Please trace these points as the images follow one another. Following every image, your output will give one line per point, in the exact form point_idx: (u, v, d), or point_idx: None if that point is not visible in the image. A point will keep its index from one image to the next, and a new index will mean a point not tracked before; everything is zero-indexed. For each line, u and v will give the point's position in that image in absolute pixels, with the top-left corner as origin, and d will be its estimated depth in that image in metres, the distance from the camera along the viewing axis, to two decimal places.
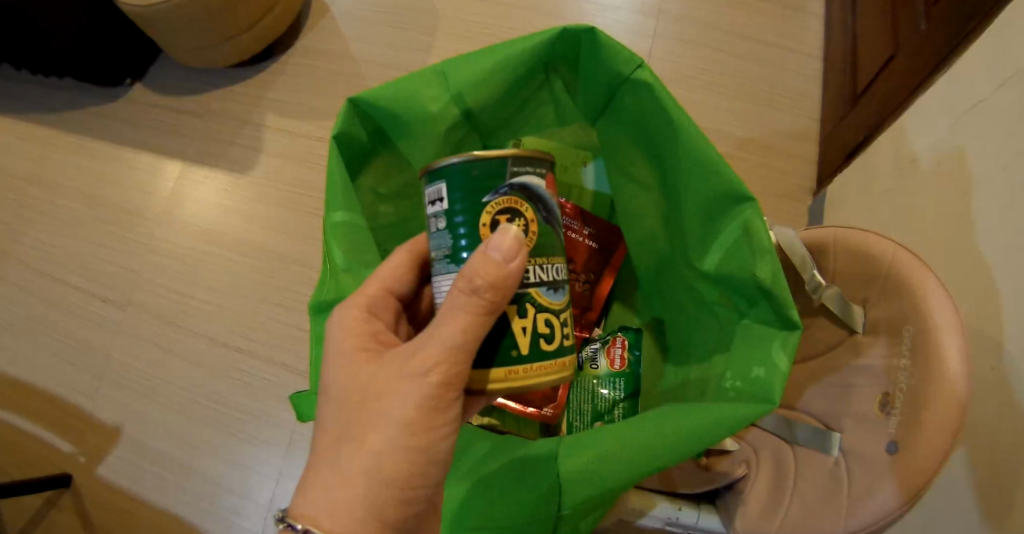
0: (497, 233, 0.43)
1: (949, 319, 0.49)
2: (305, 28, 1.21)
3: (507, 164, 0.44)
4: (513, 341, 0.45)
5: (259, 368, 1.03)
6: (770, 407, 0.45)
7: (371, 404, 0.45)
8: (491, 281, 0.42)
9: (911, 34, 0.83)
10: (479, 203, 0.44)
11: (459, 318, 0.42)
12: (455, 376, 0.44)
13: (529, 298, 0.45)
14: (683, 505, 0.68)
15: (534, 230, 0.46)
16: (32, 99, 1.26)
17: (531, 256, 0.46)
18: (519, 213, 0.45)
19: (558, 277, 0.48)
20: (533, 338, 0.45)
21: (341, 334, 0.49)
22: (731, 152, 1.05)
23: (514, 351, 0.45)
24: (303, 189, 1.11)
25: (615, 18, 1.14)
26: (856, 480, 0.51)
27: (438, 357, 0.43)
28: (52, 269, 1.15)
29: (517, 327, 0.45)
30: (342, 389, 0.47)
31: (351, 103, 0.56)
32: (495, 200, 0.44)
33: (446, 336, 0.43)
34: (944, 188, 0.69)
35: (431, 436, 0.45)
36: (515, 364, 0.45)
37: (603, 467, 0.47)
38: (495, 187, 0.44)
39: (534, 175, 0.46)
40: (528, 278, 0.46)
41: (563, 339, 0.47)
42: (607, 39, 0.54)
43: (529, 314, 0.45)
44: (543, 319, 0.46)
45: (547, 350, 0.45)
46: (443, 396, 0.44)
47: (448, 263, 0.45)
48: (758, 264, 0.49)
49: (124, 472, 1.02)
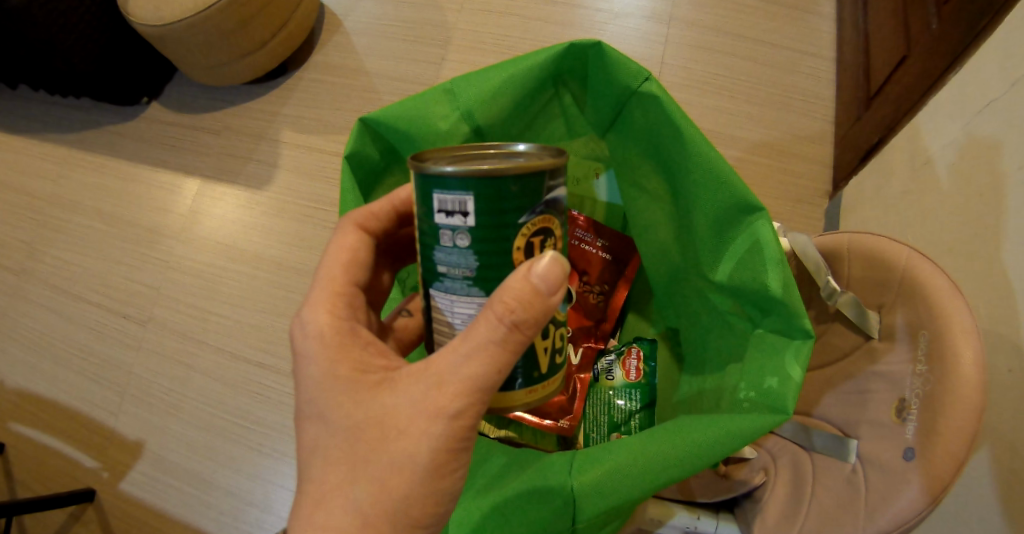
0: (541, 260, 0.41)
1: (966, 325, 0.49)
2: (319, 44, 1.23)
3: (546, 179, 0.41)
4: (537, 362, 0.45)
5: (277, 381, 1.05)
6: (784, 417, 0.46)
7: (373, 435, 0.43)
8: (539, 314, 0.41)
9: (923, 32, 0.83)
10: (515, 224, 0.41)
11: (495, 354, 0.41)
12: (473, 411, 0.42)
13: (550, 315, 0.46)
14: (702, 513, 0.67)
15: (559, 246, 0.45)
16: (54, 120, 1.30)
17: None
18: (551, 232, 0.44)
19: None
20: (552, 355, 0.46)
21: (338, 360, 0.46)
22: (744, 157, 1.05)
23: (536, 371, 0.45)
24: (318, 203, 1.13)
25: (626, 25, 1.15)
26: (873, 487, 0.50)
27: (457, 392, 0.42)
28: (74, 286, 1.17)
29: (540, 348, 0.45)
30: (349, 427, 0.43)
31: (362, 123, 0.58)
32: (531, 221, 0.42)
33: (465, 368, 0.42)
34: (961, 191, 0.69)
35: (445, 472, 0.43)
36: (536, 383, 0.46)
37: (616, 482, 0.47)
38: (534, 207, 0.41)
39: (564, 186, 0.43)
40: None
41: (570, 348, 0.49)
42: (614, 53, 0.55)
43: (551, 333, 0.46)
44: (559, 334, 0.47)
45: (560, 364, 0.47)
46: (461, 430, 0.43)
47: (469, 284, 0.43)
48: (769, 273, 0.50)
49: (147, 487, 1.04)
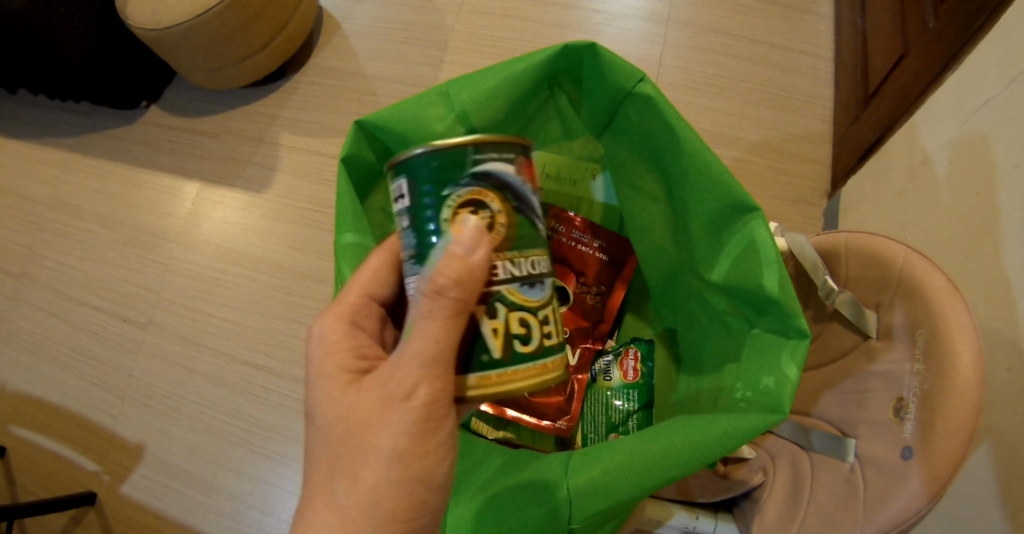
0: (454, 226, 0.42)
1: (964, 322, 0.49)
2: (317, 47, 1.23)
3: (469, 154, 0.43)
4: (486, 345, 0.43)
5: (277, 384, 1.05)
6: (780, 417, 0.46)
7: (364, 429, 0.44)
8: (458, 278, 0.41)
9: (920, 31, 0.83)
10: (443, 196, 0.43)
11: (433, 327, 0.42)
12: (444, 392, 0.44)
13: (501, 297, 0.44)
14: (700, 514, 0.66)
15: (506, 222, 0.44)
16: (53, 125, 1.30)
17: (501, 251, 0.44)
18: (486, 205, 0.43)
19: (537, 273, 0.46)
20: (509, 340, 0.44)
21: (328, 361, 0.48)
22: (743, 157, 1.05)
23: (485, 356, 0.43)
24: (318, 206, 1.13)
25: (625, 26, 1.15)
26: (871, 486, 0.50)
27: (419, 375, 0.43)
28: (74, 290, 1.17)
29: (489, 330, 0.44)
30: (338, 424, 0.45)
31: (359, 125, 0.58)
32: (457, 194, 0.43)
33: (424, 351, 0.43)
34: (959, 189, 0.69)
35: (432, 457, 0.45)
36: (488, 369, 0.44)
37: (613, 482, 0.47)
38: (458, 181, 0.43)
39: (501, 162, 0.44)
40: (499, 275, 0.44)
41: (544, 339, 0.45)
42: (609, 54, 0.55)
43: (502, 315, 0.44)
44: (519, 319, 0.44)
45: (525, 352, 0.44)
46: (433, 412, 0.44)
47: (414, 264, 0.44)
48: (765, 273, 0.49)
49: (148, 490, 1.04)
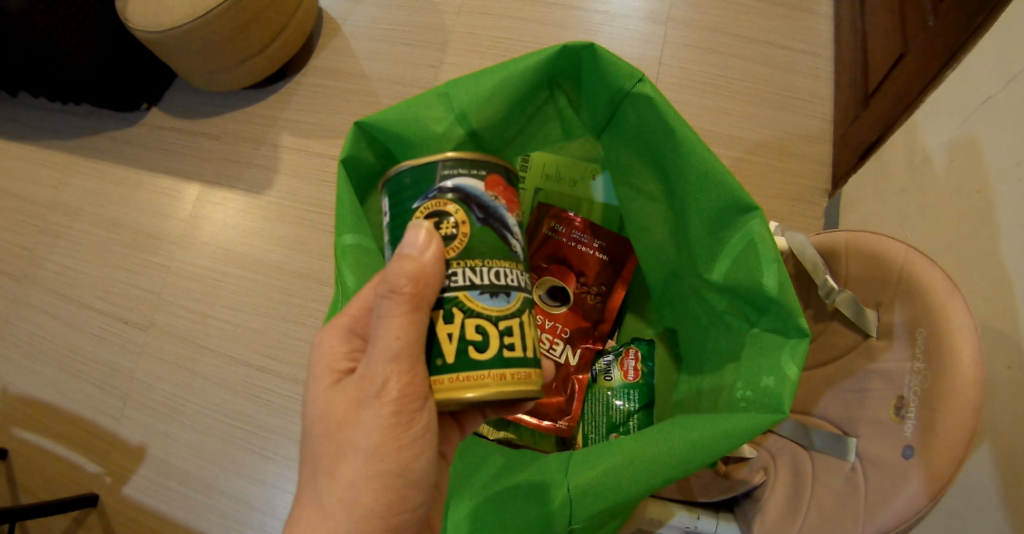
0: (408, 229, 0.44)
1: (964, 321, 0.49)
2: (318, 49, 1.23)
3: (437, 167, 0.45)
4: (439, 349, 0.43)
5: (279, 385, 1.05)
6: (781, 416, 0.46)
7: (352, 423, 0.45)
8: (408, 272, 0.42)
9: (920, 30, 0.83)
10: (409, 211, 0.45)
11: (392, 322, 0.43)
12: (416, 388, 0.43)
13: (457, 302, 0.44)
14: (702, 513, 0.67)
15: (467, 231, 0.44)
16: (54, 127, 1.30)
17: (460, 258, 0.44)
18: (448, 215, 0.44)
19: (499, 282, 0.44)
20: (461, 346, 0.43)
21: (318, 360, 0.48)
22: (743, 157, 1.05)
23: (440, 360, 0.43)
24: (318, 207, 1.13)
25: (624, 26, 1.15)
26: (872, 485, 0.50)
27: (386, 371, 0.43)
28: (76, 292, 1.18)
29: (443, 334, 0.43)
30: (328, 420, 0.46)
31: (358, 126, 0.57)
32: (424, 204, 0.45)
33: (392, 347, 0.43)
34: (959, 188, 0.69)
35: (410, 451, 0.45)
36: (440, 374, 0.43)
37: (613, 483, 0.47)
38: (424, 192, 0.45)
39: (468, 176, 0.45)
40: (454, 281, 0.44)
41: (502, 347, 0.43)
42: (608, 55, 0.55)
43: (456, 319, 0.43)
44: (473, 325, 0.43)
45: (478, 359, 0.42)
46: (405, 407, 0.44)
47: None
48: (765, 272, 0.50)
49: (149, 492, 1.04)
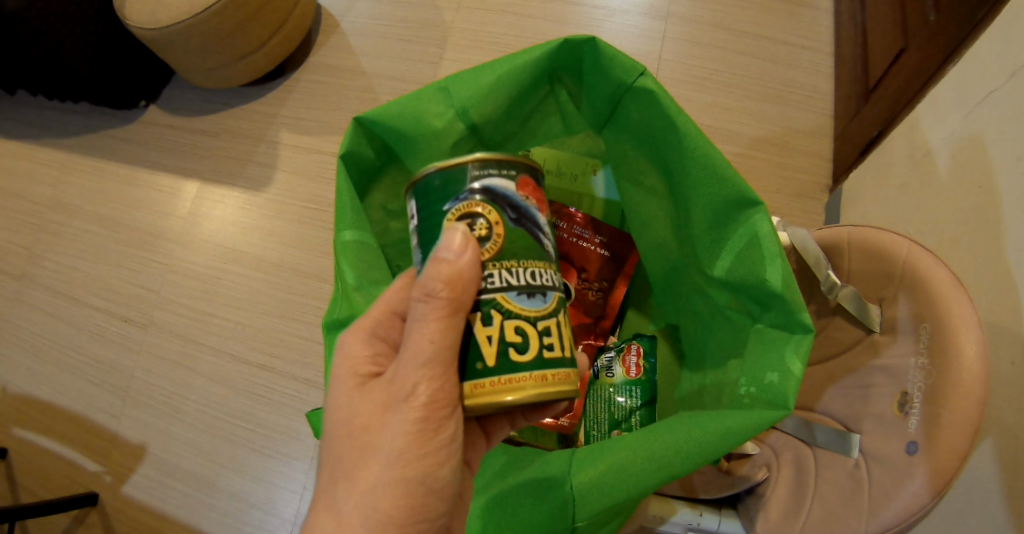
0: (444, 232, 0.43)
1: (968, 316, 0.48)
2: (316, 45, 1.23)
3: (468, 170, 0.44)
4: (478, 352, 0.42)
5: (279, 383, 1.05)
6: (784, 412, 0.45)
7: (379, 425, 0.45)
8: (445, 278, 0.42)
9: (920, 25, 0.82)
10: (441, 212, 0.44)
11: (427, 327, 0.42)
12: (446, 394, 0.43)
13: (495, 304, 0.43)
14: (704, 510, 0.66)
15: (500, 233, 0.44)
16: (52, 125, 1.30)
17: (495, 260, 0.44)
18: (482, 217, 0.44)
19: (535, 282, 0.44)
20: (501, 348, 0.42)
21: (344, 363, 0.48)
22: (744, 153, 1.04)
23: (480, 363, 0.42)
24: (317, 204, 1.13)
25: (623, 21, 1.14)
26: (876, 481, 0.50)
27: (417, 375, 0.43)
28: (75, 290, 1.17)
29: (482, 337, 0.43)
30: (355, 422, 0.46)
31: (358, 122, 0.57)
32: (456, 207, 0.44)
33: (427, 351, 0.42)
34: (963, 183, 0.68)
35: (435, 458, 0.45)
36: (481, 377, 0.42)
37: (615, 479, 0.46)
38: (456, 194, 0.44)
39: (503, 179, 0.45)
40: (492, 283, 0.43)
41: (542, 349, 0.43)
42: (609, 49, 0.55)
43: (495, 322, 0.43)
44: (513, 326, 0.43)
45: (518, 362, 0.42)
46: (432, 415, 0.43)
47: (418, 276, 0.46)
48: (768, 268, 0.49)
49: (149, 490, 1.04)
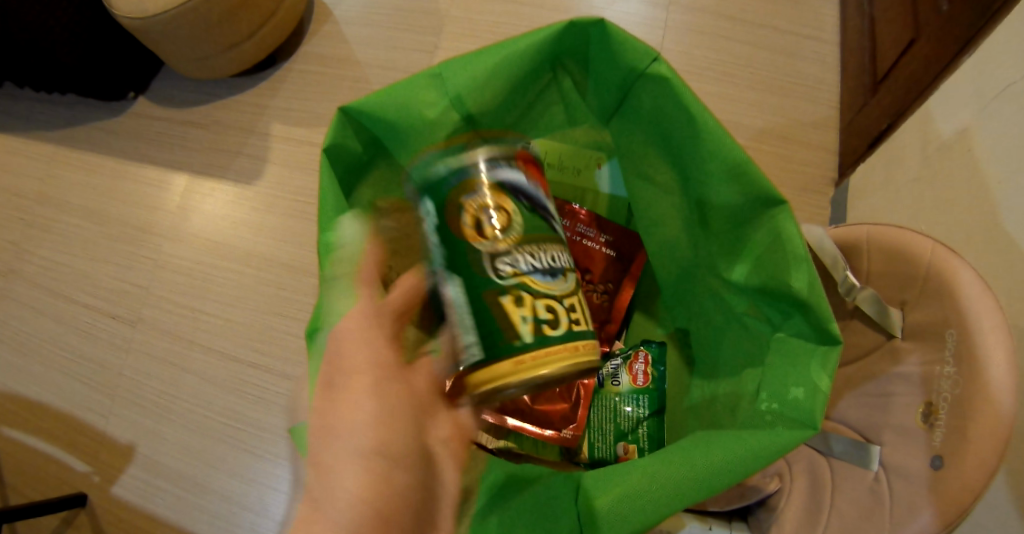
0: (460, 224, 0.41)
1: (997, 323, 0.45)
2: (308, 34, 1.18)
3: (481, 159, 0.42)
4: (512, 330, 0.40)
5: (271, 382, 1.01)
6: (813, 432, 0.42)
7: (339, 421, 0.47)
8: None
9: (933, 15, 0.78)
10: (457, 204, 0.41)
11: None
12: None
13: (522, 288, 0.41)
14: (714, 524, 0.62)
15: (519, 218, 0.42)
16: (37, 117, 1.26)
17: (516, 244, 0.42)
18: (499, 204, 0.42)
19: (557, 263, 0.44)
20: (536, 324, 0.40)
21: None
22: (751, 145, 1.01)
23: (513, 340, 0.40)
24: (308, 197, 1.09)
25: (626, 9, 1.10)
26: (898, 496, 0.47)
27: None
28: (61, 286, 1.14)
29: (517, 315, 0.40)
30: (362, 416, 0.47)
31: (343, 111, 0.52)
32: (476, 196, 0.42)
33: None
34: (983, 177, 0.65)
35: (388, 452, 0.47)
36: (521, 352, 0.39)
37: (627, 508, 0.42)
38: (470, 182, 0.42)
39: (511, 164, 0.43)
40: (518, 266, 0.41)
41: (571, 324, 0.41)
42: (619, 32, 0.51)
43: (528, 301, 0.41)
44: (545, 303, 0.41)
45: (551, 335, 0.40)
46: None
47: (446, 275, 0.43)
48: (793, 272, 0.46)
49: (138, 491, 1.01)
